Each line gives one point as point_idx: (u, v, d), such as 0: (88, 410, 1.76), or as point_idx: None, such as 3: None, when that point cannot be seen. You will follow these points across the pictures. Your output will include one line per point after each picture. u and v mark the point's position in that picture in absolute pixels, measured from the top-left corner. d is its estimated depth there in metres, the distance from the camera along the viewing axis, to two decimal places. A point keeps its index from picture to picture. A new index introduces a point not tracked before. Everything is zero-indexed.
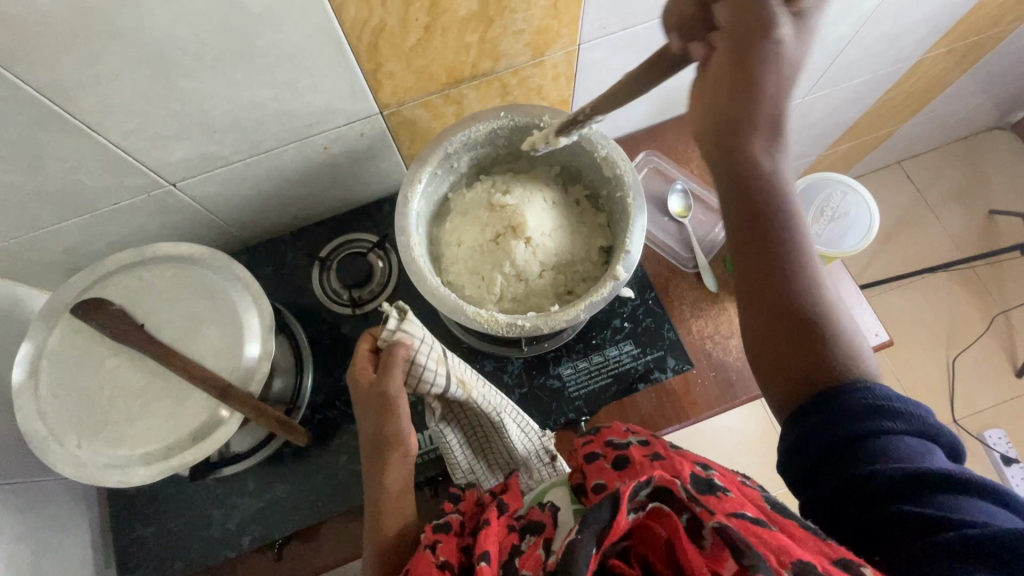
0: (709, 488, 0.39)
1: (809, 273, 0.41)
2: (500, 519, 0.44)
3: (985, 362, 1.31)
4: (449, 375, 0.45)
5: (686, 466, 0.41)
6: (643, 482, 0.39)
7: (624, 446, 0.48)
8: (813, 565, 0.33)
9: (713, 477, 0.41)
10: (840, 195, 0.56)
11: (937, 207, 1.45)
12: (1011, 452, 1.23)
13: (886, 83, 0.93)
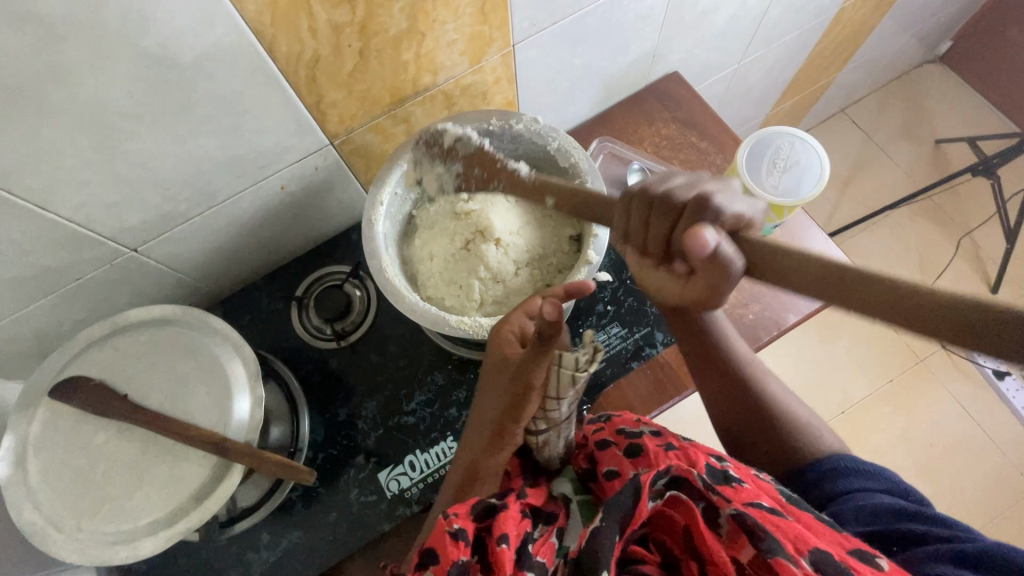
0: (724, 479, 0.41)
1: (759, 379, 0.53)
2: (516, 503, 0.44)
3: (961, 284, 1.35)
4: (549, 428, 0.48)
5: (701, 457, 0.43)
6: (661, 471, 0.40)
7: (637, 435, 0.47)
8: (832, 555, 0.35)
9: (727, 468, 0.42)
10: (798, 170, 0.54)
11: (886, 146, 1.50)
12: (1002, 365, 1.27)
13: (813, 36, 0.97)
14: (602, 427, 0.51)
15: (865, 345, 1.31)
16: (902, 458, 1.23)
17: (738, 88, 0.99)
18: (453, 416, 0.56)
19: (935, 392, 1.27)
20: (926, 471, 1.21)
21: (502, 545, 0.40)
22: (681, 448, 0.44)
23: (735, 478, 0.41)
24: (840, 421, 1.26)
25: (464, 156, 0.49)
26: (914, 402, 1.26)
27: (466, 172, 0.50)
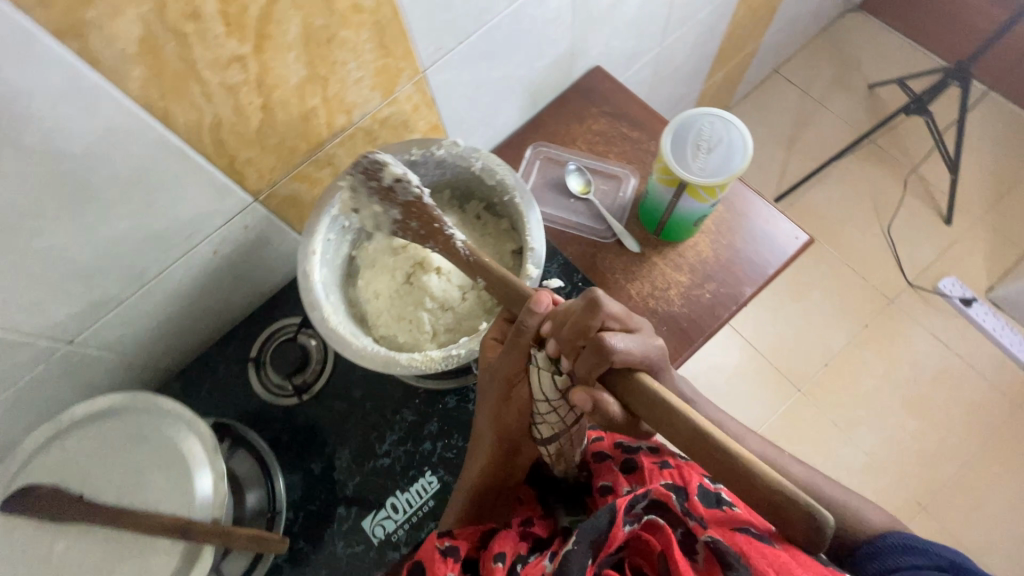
0: (714, 502, 0.43)
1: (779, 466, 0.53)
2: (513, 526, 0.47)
3: (916, 220, 1.38)
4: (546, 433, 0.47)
5: (694, 478, 0.45)
6: (640, 493, 0.42)
7: (635, 451, 0.51)
8: None
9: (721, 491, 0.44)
10: (720, 153, 0.54)
11: (823, 99, 1.53)
12: (968, 293, 1.30)
13: (729, 6, 0.98)
14: (601, 438, 0.54)
15: (836, 295, 1.34)
16: (889, 399, 1.25)
17: (666, 69, 1.00)
18: (428, 450, 0.55)
19: (909, 330, 1.30)
20: (914, 407, 1.24)
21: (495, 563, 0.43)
22: (677, 468, 0.47)
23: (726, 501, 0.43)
24: (824, 374, 1.28)
25: (404, 207, 0.49)
26: (891, 343, 1.29)
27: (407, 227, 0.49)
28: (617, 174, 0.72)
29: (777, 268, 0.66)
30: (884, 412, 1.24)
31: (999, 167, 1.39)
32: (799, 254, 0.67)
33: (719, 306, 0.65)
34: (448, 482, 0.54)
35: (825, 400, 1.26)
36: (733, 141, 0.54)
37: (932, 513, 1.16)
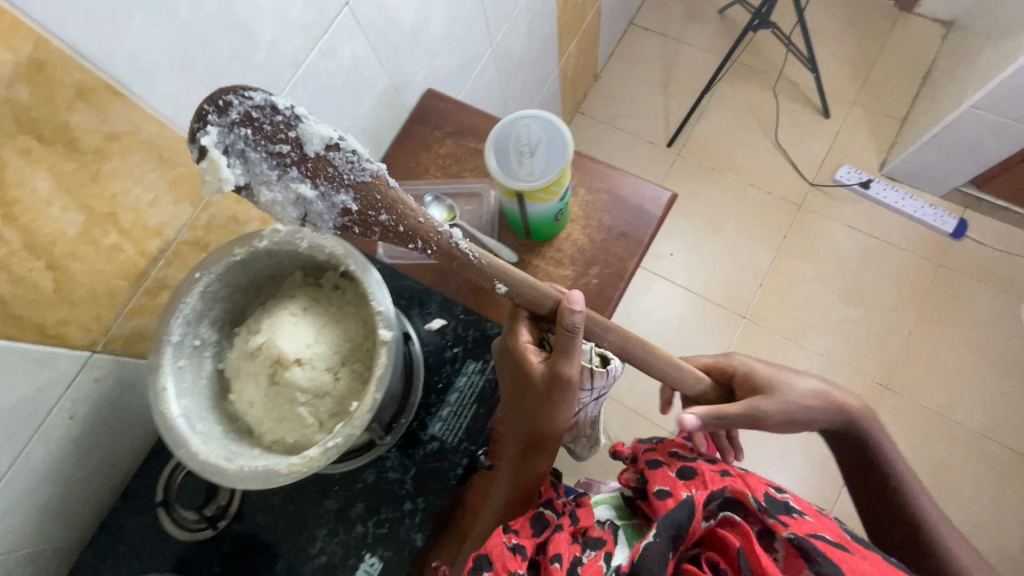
0: (786, 510, 0.52)
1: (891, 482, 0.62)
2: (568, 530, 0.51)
3: (799, 123, 1.43)
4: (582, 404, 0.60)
5: (760, 488, 0.54)
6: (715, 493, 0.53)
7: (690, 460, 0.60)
8: None
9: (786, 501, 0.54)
10: (541, 156, 0.54)
11: (681, 35, 1.56)
12: (864, 176, 1.35)
13: None
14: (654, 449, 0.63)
15: (750, 217, 1.38)
16: (827, 297, 1.29)
17: (510, 62, 1.00)
18: (362, 532, 0.54)
19: (824, 227, 1.34)
20: (851, 298, 1.29)
21: (555, 564, 0.47)
22: (740, 477, 0.56)
23: (794, 511, 0.52)
24: (762, 294, 1.32)
25: (346, 184, 0.47)
26: (811, 246, 1.34)
27: (362, 210, 0.47)
28: (477, 190, 0.71)
29: (650, 233, 0.67)
30: (826, 312, 1.29)
31: (854, 50, 1.45)
32: (667, 211, 0.68)
33: (607, 288, 0.65)
34: (390, 557, 0.53)
35: (768, 319, 1.30)
36: (554, 142, 0.53)
37: (895, 389, 1.21)
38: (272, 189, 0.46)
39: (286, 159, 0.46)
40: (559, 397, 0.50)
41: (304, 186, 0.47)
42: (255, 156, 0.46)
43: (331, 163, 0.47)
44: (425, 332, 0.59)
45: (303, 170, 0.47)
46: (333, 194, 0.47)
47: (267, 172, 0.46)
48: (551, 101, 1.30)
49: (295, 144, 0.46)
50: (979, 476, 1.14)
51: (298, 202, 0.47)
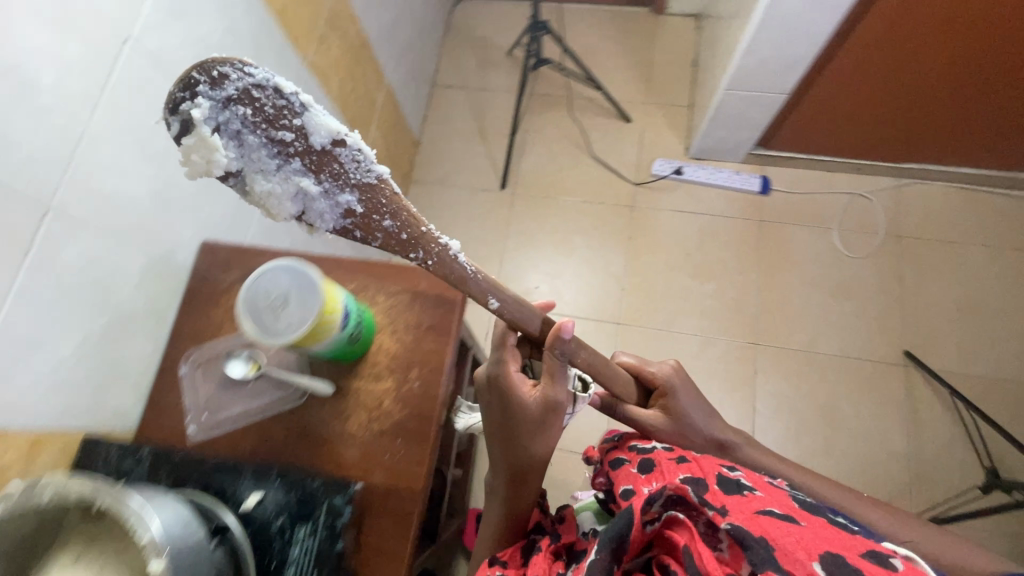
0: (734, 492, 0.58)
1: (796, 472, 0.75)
2: (546, 551, 0.61)
3: (608, 132, 1.54)
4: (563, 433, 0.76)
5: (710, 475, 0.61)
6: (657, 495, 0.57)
7: (648, 450, 0.71)
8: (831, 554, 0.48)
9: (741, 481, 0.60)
10: (292, 311, 0.53)
11: (482, 83, 1.65)
12: (675, 164, 1.48)
13: (313, 93, 1.00)
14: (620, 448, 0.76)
15: (593, 231, 1.45)
16: (682, 281, 1.39)
17: None
18: None
19: (659, 219, 1.45)
20: (701, 274, 1.39)
21: None
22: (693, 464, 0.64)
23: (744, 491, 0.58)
24: (627, 298, 1.39)
25: (353, 191, 0.49)
26: (653, 239, 1.43)
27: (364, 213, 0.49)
28: None
29: (456, 320, 0.68)
30: (684, 294, 1.38)
31: (631, 57, 1.60)
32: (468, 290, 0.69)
33: (430, 387, 0.65)
34: None
35: (640, 318, 1.36)
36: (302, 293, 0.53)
37: (764, 343, 1.32)
38: (271, 180, 0.48)
39: (290, 150, 0.47)
40: (552, 419, 0.63)
41: (307, 180, 0.48)
42: (257, 147, 0.47)
43: (336, 159, 0.48)
44: (243, 514, 0.57)
45: (306, 162, 0.48)
46: (337, 192, 0.49)
47: (266, 160, 0.47)
48: None
49: (300, 134, 0.47)
50: (854, 394, 1.25)
51: (297, 196, 0.48)
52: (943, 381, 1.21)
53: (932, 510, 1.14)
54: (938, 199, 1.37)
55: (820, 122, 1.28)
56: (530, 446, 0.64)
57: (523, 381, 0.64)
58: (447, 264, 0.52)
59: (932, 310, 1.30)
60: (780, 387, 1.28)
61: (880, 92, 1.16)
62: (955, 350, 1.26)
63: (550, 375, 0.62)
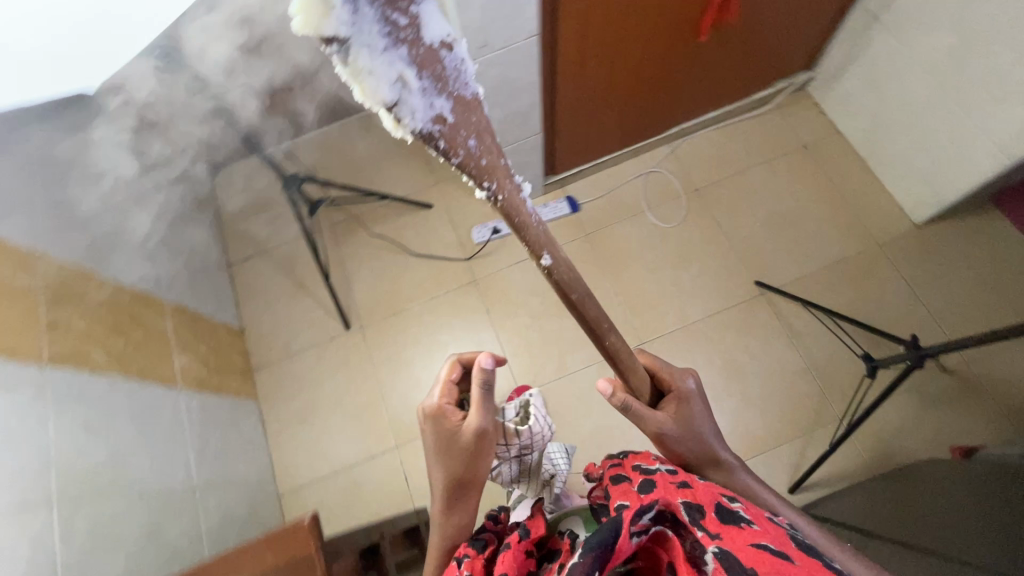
0: (729, 519, 0.59)
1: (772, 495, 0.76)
2: (519, 546, 0.68)
3: (418, 226, 1.53)
4: (509, 461, 0.92)
5: (709, 499, 0.62)
6: (648, 508, 0.62)
7: (652, 471, 0.70)
8: None
9: (737, 510, 0.60)
10: None
11: (277, 240, 1.57)
12: (490, 224, 1.50)
13: (73, 387, 0.86)
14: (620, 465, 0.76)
15: (452, 323, 1.43)
16: (553, 325, 1.41)
17: (103, 474, 0.85)
18: None
19: (503, 280, 1.46)
20: (565, 310, 1.42)
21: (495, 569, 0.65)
22: (694, 488, 0.64)
23: (741, 519, 0.59)
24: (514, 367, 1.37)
25: (460, 93, 0.39)
26: (508, 301, 1.44)
27: (457, 134, 0.38)
28: None
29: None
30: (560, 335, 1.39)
31: (402, 151, 1.63)
32: (316, 535, 0.62)
33: None
34: None
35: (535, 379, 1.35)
36: None
37: (648, 340, 1.36)
38: (375, 57, 0.36)
39: (404, 36, 0.37)
40: (478, 448, 0.72)
41: (410, 70, 0.37)
42: (372, 18, 0.35)
43: (442, 62, 0.38)
44: None
45: (412, 54, 0.37)
46: (434, 93, 0.37)
47: (376, 37, 0.36)
48: (205, 412, 1.18)
49: (415, 24, 0.37)
50: (739, 341, 1.33)
51: (394, 84, 0.36)
52: (794, 296, 1.32)
53: (845, 413, 1.23)
54: (708, 146, 1.53)
55: (583, 135, 1.35)
56: (459, 470, 0.73)
57: (451, 412, 0.74)
58: (509, 198, 0.40)
59: (754, 237, 1.42)
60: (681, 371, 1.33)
61: (610, 99, 1.24)
62: (789, 261, 1.39)
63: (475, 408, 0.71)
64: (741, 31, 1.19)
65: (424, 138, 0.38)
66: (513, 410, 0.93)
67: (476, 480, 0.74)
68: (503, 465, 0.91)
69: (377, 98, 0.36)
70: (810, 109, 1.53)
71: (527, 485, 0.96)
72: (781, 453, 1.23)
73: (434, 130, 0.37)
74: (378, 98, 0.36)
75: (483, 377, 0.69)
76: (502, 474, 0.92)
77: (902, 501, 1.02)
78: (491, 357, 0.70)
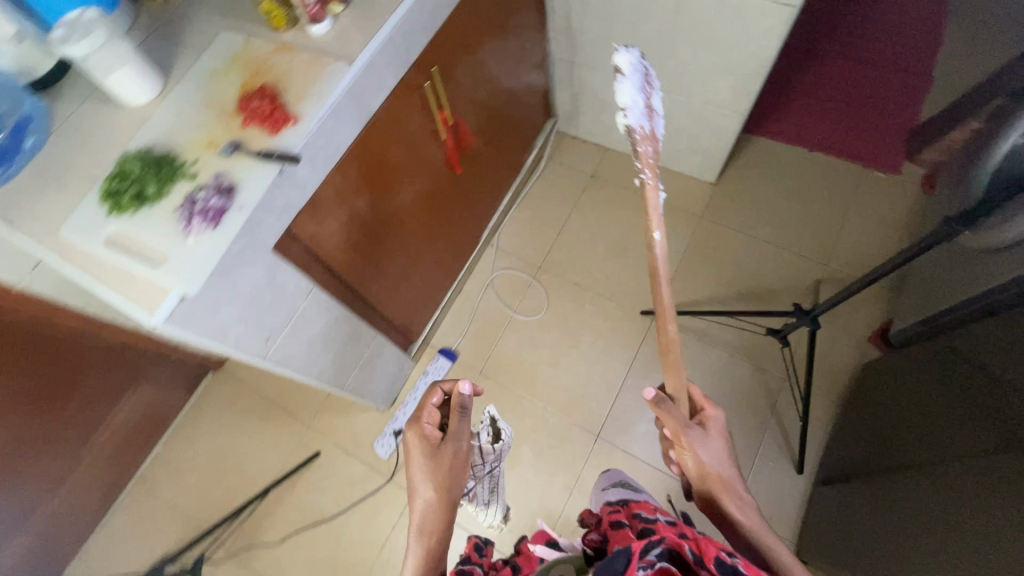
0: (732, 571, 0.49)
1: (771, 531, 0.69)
2: None
3: (319, 482, 1.33)
4: (476, 481, 1.11)
5: (713, 548, 0.52)
6: (654, 543, 0.53)
7: (650, 518, 0.63)
8: None
9: (738, 563, 0.51)
10: None
11: None
12: (387, 429, 1.35)
13: None
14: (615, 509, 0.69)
15: None
16: (512, 478, 1.31)
17: None
18: None
19: None
20: (513, 455, 1.33)
21: None
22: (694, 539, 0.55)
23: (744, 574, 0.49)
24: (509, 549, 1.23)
25: (652, 127, 0.61)
26: None
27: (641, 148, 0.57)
28: None
29: None
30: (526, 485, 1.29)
31: (255, 416, 1.42)
32: None
33: None
34: None
35: None
36: None
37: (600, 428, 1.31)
38: (624, 90, 0.58)
39: (649, 105, 0.61)
40: (456, 454, 0.76)
41: (638, 101, 0.59)
42: (638, 78, 0.60)
43: (647, 132, 0.60)
44: None
45: (645, 112, 0.60)
46: (642, 125, 0.59)
47: (636, 87, 0.60)
48: None
49: (651, 106, 0.62)
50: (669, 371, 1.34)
51: (632, 107, 0.58)
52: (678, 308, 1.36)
53: (797, 393, 1.27)
54: (522, 225, 1.55)
55: (415, 303, 1.28)
56: (440, 487, 0.74)
57: (428, 430, 0.79)
58: (651, 188, 0.56)
59: (612, 277, 1.47)
60: (645, 433, 1.31)
61: (417, 264, 1.19)
62: None
63: (451, 432, 0.76)
64: (479, 145, 1.22)
65: (626, 130, 0.57)
66: (484, 426, 1.09)
67: (444, 499, 0.74)
68: (479, 488, 1.15)
69: (621, 97, 0.57)
70: (574, 143, 1.64)
71: (491, 513, 1.22)
72: (769, 444, 1.26)
73: (639, 129, 0.57)
74: (621, 100, 0.58)
75: (459, 400, 0.75)
76: (477, 494, 1.17)
77: (882, 434, 1.07)
78: (470, 384, 0.76)
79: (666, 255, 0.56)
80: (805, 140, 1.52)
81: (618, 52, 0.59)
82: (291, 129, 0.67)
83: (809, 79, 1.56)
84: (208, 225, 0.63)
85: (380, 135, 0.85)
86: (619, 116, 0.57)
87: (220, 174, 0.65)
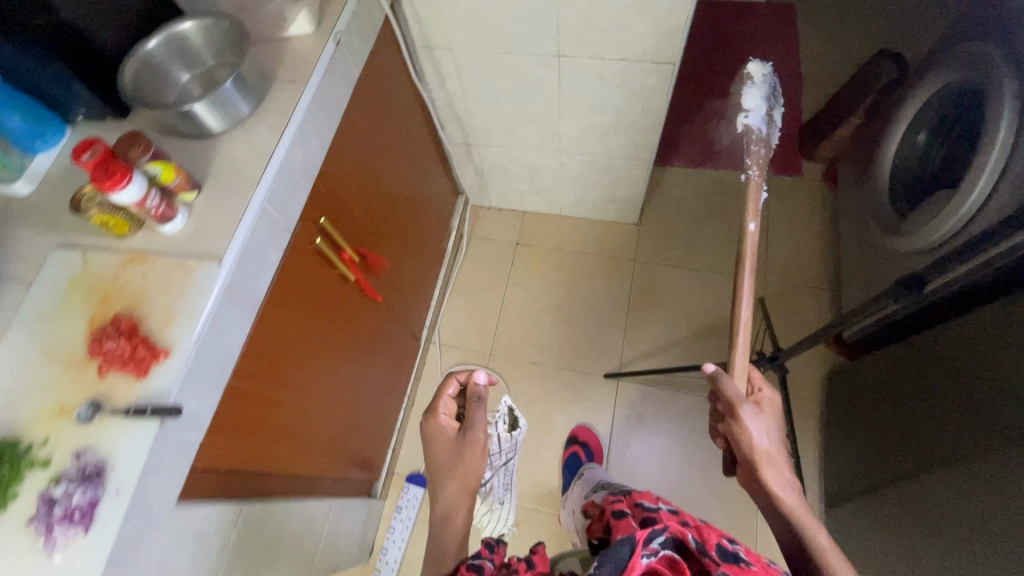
0: (731, 557, 0.57)
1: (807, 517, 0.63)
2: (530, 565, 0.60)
3: None
4: (489, 474, 1.01)
5: (712, 538, 0.60)
6: (658, 530, 0.59)
7: (655, 511, 0.70)
8: None
9: (735, 550, 0.59)
10: None
11: None
12: None
13: None
14: (622, 501, 0.78)
15: None
16: None
17: None
18: None
19: None
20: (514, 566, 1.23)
21: None
22: (694, 531, 0.63)
23: (742, 559, 0.57)
24: None
25: (768, 134, 0.71)
26: None
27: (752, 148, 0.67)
28: None
29: None
30: None
31: None
32: None
33: None
34: None
35: None
36: None
37: None
38: (761, 88, 0.72)
39: (777, 103, 0.74)
40: (471, 447, 0.67)
41: (764, 106, 0.71)
42: (766, 87, 0.73)
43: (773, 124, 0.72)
44: None
45: (773, 111, 0.73)
46: (770, 122, 0.71)
47: (770, 93, 0.73)
48: None
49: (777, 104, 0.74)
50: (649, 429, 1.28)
51: (760, 110, 0.71)
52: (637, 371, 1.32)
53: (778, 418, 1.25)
54: (459, 313, 1.47)
55: (365, 445, 1.15)
56: (461, 479, 0.66)
57: (446, 421, 0.71)
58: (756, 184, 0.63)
59: (566, 343, 1.41)
60: None
61: (359, 405, 1.07)
62: (604, 333, 1.41)
63: (468, 422, 0.68)
64: (394, 263, 1.13)
65: (743, 129, 0.70)
66: (500, 413, 0.89)
67: (470, 492, 0.66)
68: (493, 486, 1.07)
69: (750, 98, 0.70)
70: (490, 213, 1.58)
71: (498, 520, 1.20)
72: None
73: (755, 130, 0.69)
74: (746, 105, 0.71)
75: (475, 391, 0.68)
76: (489, 495, 1.11)
77: (867, 445, 1.06)
78: (486, 373, 0.71)
79: (755, 245, 0.63)
80: (714, 159, 1.53)
81: (754, 62, 0.74)
82: (163, 367, 0.55)
83: (698, 100, 1.59)
84: (77, 529, 0.49)
85: (279, 317, 0.73)
86: (741, 116, 0.70)
87: (81, 452, 0.52)
